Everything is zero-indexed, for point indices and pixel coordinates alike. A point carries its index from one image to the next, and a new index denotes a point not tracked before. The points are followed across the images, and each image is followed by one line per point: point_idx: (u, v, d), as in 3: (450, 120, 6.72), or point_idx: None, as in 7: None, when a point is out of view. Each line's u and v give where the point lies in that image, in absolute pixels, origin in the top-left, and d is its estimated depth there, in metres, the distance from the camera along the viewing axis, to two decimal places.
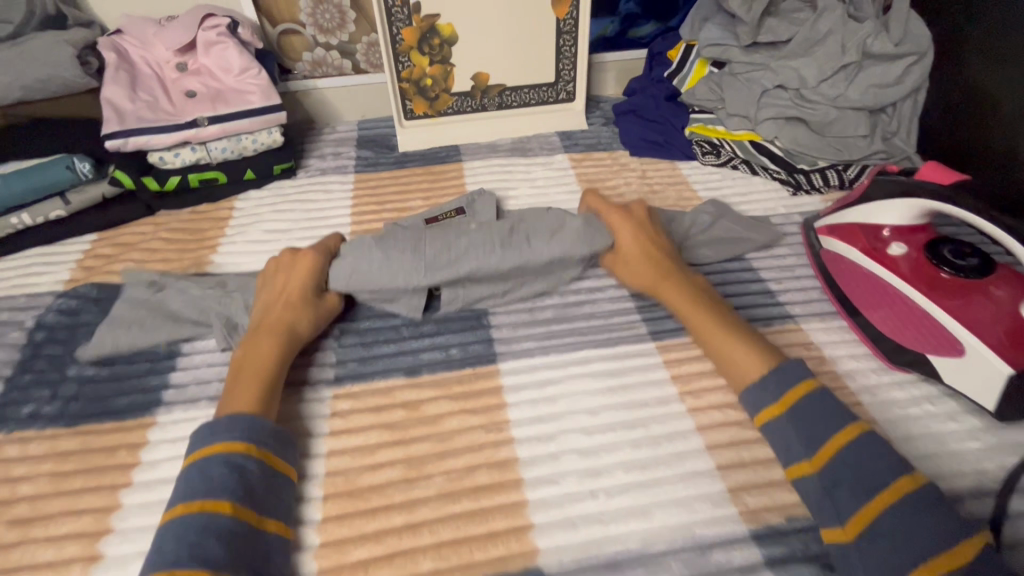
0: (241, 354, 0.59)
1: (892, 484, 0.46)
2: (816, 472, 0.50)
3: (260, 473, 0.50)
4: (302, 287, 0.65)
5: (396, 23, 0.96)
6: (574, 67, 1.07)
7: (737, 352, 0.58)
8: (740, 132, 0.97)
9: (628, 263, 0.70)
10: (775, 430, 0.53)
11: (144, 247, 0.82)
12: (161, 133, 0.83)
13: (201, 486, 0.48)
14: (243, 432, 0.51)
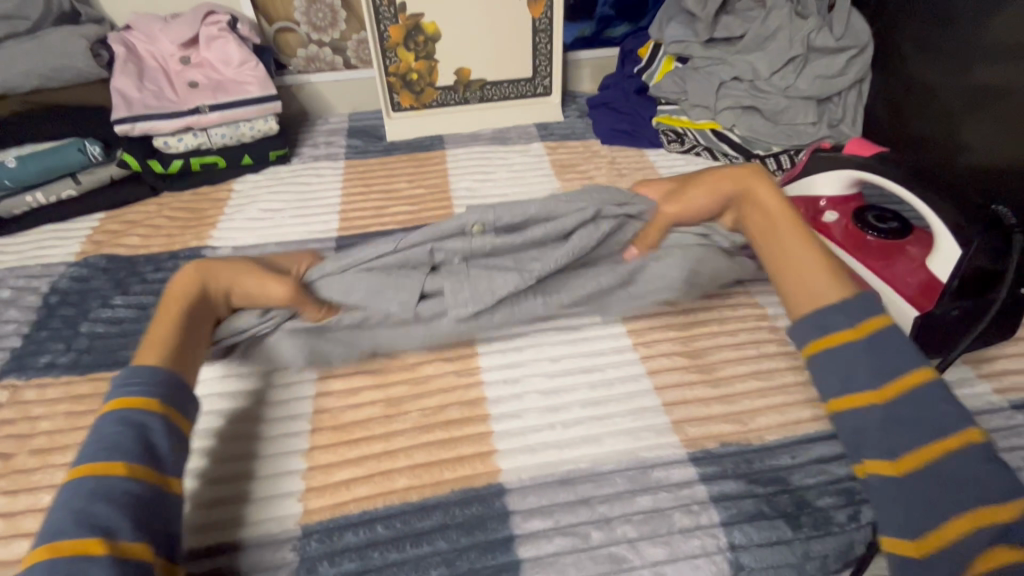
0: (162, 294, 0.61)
1: (952, 430, 0.49)
2: (878, 404, 0.51)
3: (162, 430, 0.51)
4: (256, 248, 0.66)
5: (383, 21, 1.04)
6: (550, 63, 1.15)
7: (816, 273, 0.59)
8: (703, 121, 1.05)
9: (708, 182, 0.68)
10: (838, 358, 0.54)
11: (148, 224, 0.89)
12: (166, 119, 0.90)
13: (98, 447, 0.48)
14: (145, 385, 0.52)
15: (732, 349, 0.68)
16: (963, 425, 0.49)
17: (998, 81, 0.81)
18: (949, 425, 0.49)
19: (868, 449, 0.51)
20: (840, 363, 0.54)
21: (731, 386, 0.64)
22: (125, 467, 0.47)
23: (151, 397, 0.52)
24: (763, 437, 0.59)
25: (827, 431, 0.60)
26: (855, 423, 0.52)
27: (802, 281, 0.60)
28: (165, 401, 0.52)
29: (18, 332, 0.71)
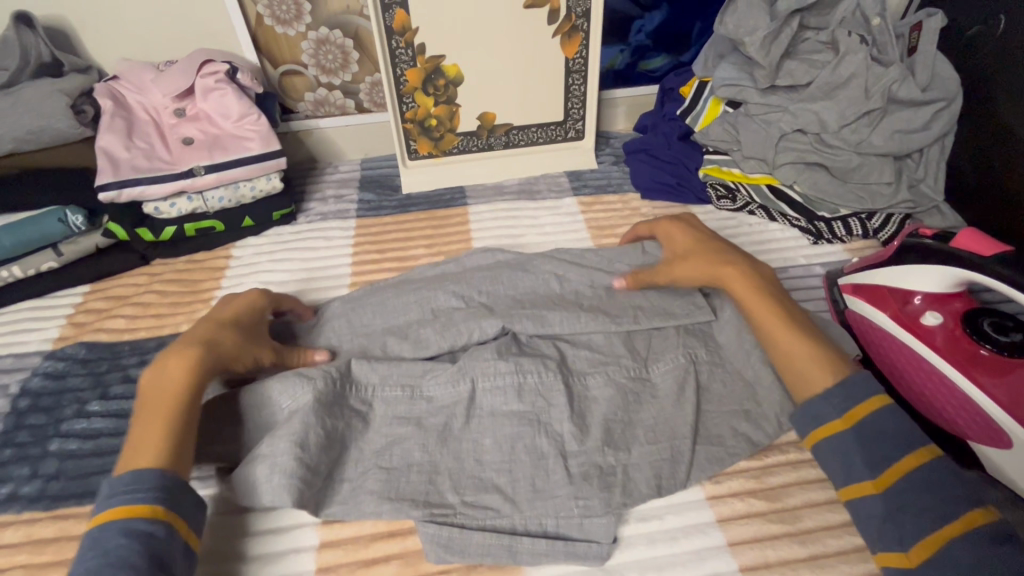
0: (153, 374, 0.54)
1: (963, 513, 0.44)
2: (879, 494, 0.47)
3: (166, 538, 0.46)
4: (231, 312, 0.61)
5: (400, 65, 0.94)
6: (584, 106, 1.03)
7: (804, 360, 0.55)
8: (757, 175, 0.93)
9: (684, 256, 0.68)
10: (832, 448, 0.51)
11: (136, 301, 0.79)
12: (158, 183, 0.80)
13: (96, 560, 0.44)
14: (134, 491, 0.47)
15: (815, 488, 0.58)
16: (966, 507, 0.44)
17: None
18: (957, 508, 0.44)
19: (880, 545, 0.47)
20: (839, 452, 0.51)
21: (820, 543, 0.53)
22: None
23: (156, 503, 0.47)
24: None
25: None
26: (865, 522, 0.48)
27: (794, 364, 0.56)
28: (166, 504, 0.48)
29: None
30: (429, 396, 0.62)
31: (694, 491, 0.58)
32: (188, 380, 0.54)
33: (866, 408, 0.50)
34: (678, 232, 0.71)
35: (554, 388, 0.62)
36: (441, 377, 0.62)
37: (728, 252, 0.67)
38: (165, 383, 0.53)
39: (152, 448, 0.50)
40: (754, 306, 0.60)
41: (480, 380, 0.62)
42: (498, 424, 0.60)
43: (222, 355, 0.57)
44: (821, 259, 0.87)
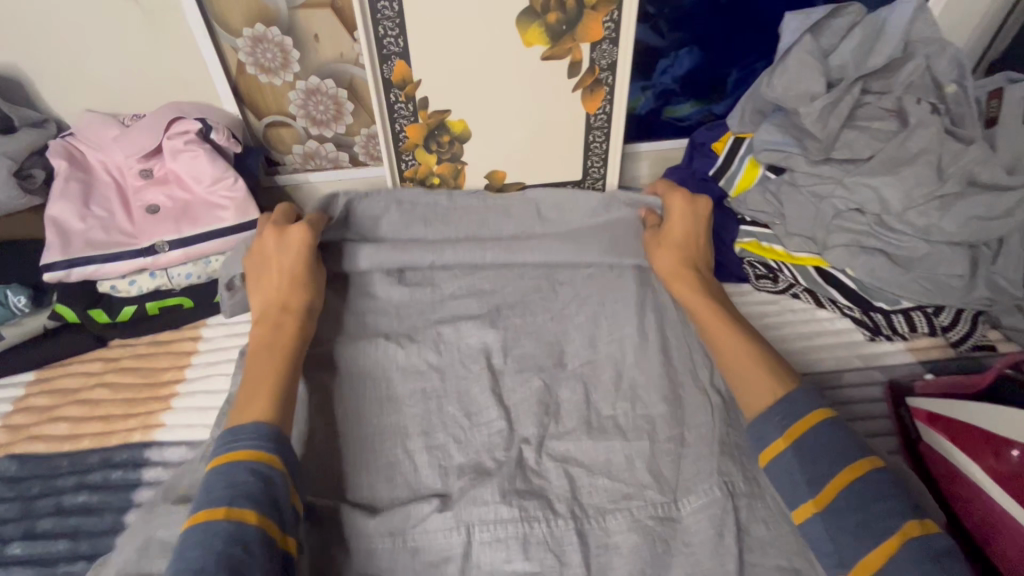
0: (262, 327, 0.61)
1: (902, 526, 0.46)
2: (820, 513, 0.50)
3: (283, 484, 0.50)
4: (304, 266, 0.65)
5: (399, 120, 0.83)
6: (605, 165, 0.92)
7: (742, 365, 0.59)
8: (803, 255, 0.81)
9: (662, 246, 0.72)
10: (778, 465, 0.53)
11: (84, 398, 0.68)
12: (115, 260, 0.70)
13: (226, 491, 0.47)
14: (250, 439, 0.51)
15: None
16: (902, 520, 0.47)
17: None
18: (894, 520, 0.47)
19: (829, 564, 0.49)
20: (786, 474, 0.52)
21: None
22: (258, 514, 0.46)
23: (273, 452, 0.51)
24: None
25: None
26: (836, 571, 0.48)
27: (736, 367, 0.60)
28: (281, 452, 0.52)
29: None
30: (416, 546, 0.56)
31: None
32: (293, 336, 0.60)
33: (804, 423, 0.53)
34: (665, 223, 0.74)
35: (567, 539, 0.56)
36: (432, 527, 0.56)
37: (698, 263, 0.71)
38: (273, 340, 0.60)
39: (263, 401, 0.55)
40: (707, 317, 0.65)
41: (477, 531, 0.56)
42: None
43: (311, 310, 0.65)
44: (878, 360, 0.76)
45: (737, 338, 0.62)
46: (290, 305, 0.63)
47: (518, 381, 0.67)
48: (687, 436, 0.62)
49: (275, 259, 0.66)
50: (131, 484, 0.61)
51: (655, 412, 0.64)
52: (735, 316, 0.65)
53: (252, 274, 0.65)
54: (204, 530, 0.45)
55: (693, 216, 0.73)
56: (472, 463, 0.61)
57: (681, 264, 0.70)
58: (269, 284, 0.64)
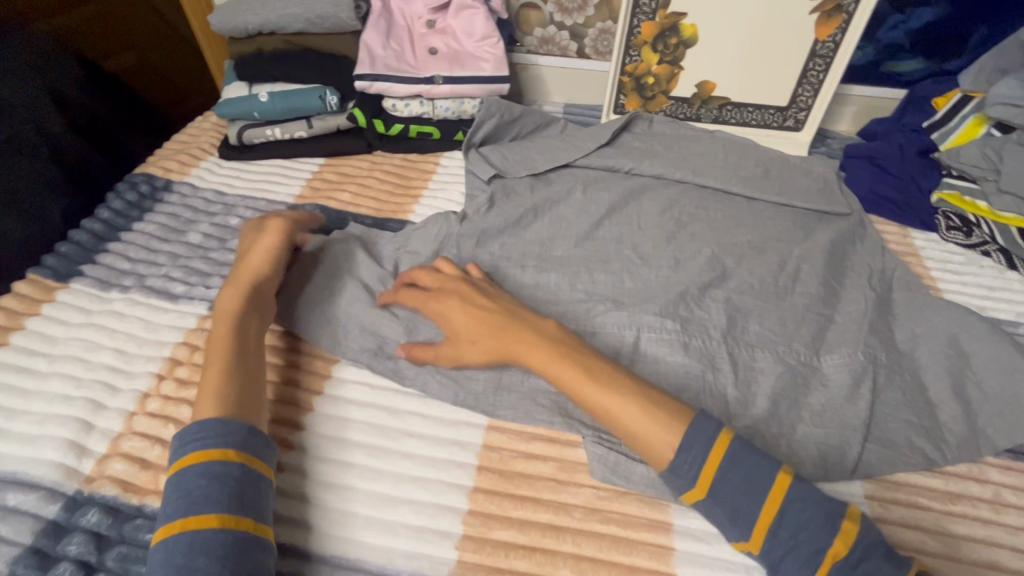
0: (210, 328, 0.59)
1: (828, 545, 0.43)
2: (758, 552, 0.45)
3: (242, 479, 0.47)
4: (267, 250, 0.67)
5: (638, 15, 0.93)
6: (815, 95, 0.96)
7: (639, 422, 0.48)
8: (1008, 215, 0.80)
9: (470, 340, 0.58)
10: (701, 509, 0.47)
11: (361, 181, 0.91)
12: (402, 83, 0.89)
13: (180, 502, 0.45)
14: (199, 438, 0.48)
15: (1008, 554, 0.53)
16: (830, 542, 0.43)
17: None
18: (823, 541, 0.43)
19: None
20: (712, 512, 0.47)
21: None
22: (215, 520, 0.44)
23: (228, 447, 0.48)
24: None
25: None
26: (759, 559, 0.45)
27: (634, 435, 0.49)
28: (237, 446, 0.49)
29: None
30: (594, 331, 0.67)
31: (853, 484, 0.58)
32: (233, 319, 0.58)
33: (714, 457, 0.46)
34: (456, 324, 0.60)
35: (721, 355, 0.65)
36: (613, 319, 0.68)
37: (501, 316, 0.59)
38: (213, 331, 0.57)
39: (214, 398, 0.51)
40: (545, 363, 0.54)
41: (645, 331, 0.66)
42: (665, 370, 0.63)
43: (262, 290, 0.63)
44: None
45: (597, 396, 0.50)
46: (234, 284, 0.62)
47: (689, 250, 0.78)
48: (843, 325, 0.69)
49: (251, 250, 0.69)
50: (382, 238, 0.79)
51: (813, 297, 0.72)
52: (583, 360, 0.53)
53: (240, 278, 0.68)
54: (163, 546, 0.43)
55: (467, 300, 0.61)
56: (645, 294, 0.72)
57: (502, 342, 0.56)
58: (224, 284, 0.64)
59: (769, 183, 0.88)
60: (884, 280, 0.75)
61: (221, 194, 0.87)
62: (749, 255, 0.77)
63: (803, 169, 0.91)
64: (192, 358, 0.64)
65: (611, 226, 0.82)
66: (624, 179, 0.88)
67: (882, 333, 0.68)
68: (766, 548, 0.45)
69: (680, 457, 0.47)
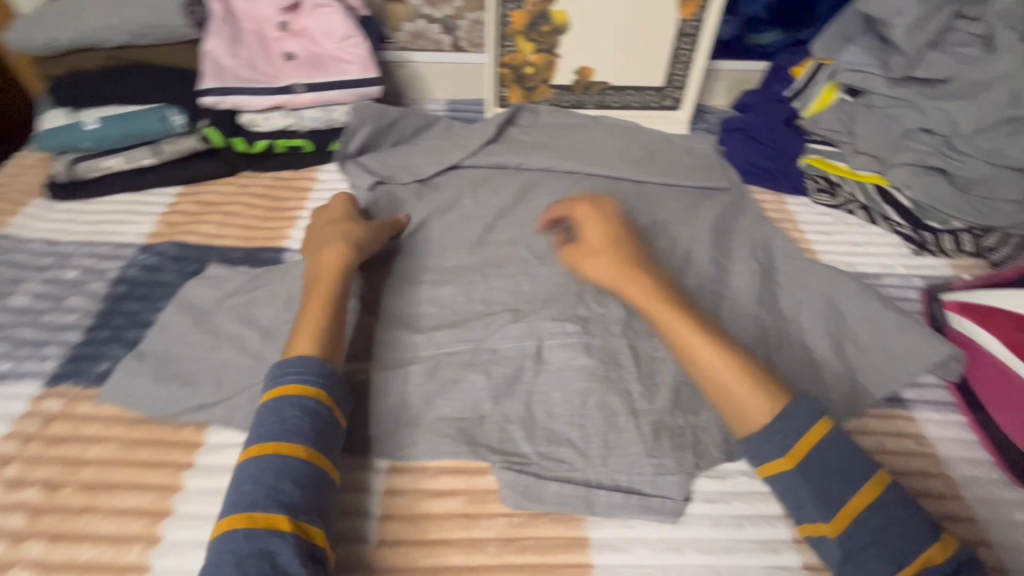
0: (311, 269, 0.63)
1: (920, 553, 0.45)
2: (834, 537, 0.47)
3: (330, 416, 0.51)
4: (346, 211, 0.71)
5: (507, 4, 0.90)
6: (688, 73, 0.98)
7: (729, 377, 0.53)
8: (865, 173, 0.87)
9: (589, 253, 0.66)
10: (785, 487, 0.50)
11: (226, 209, 0.81)
12: (258, 95, 0.81)
13: (275, 426, 0.49)
14: (298, 373, 0.52)
15: None
16: (921, 547, 0.45)
17: None
18: (916, 544, 0.45)
19: None
20: (790, 492, 0.49)
21: None
22: (304, 451, 0.48)
23: (321, 387, 0.52)
24: None
25: None
26: (836, 542, 0.47)
27: (727, 395, 0.53)
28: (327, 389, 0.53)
29: (80, 325, 0.66)
30: (494, 349, 0.64)
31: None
32: (338, 272, 0.62)
33: (809, 434, 0.49)
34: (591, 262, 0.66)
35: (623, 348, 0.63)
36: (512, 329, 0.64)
37: (632, 247, 0.66)
38: (319, 282, 0.61)
39: (311, 339, 0.55)
40: (639, 295, 0.61)
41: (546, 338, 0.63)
42: (566, 378, 0.60)
43: (361, 244, 0.67)
44: (921, 271, 0.81)
45: (715, 350, 0.54)
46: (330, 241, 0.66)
47: None
48: (733, 300, 0.71)
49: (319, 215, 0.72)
50: (248, 272, 0.70)
51: (704, 276, 0.73)
52: (701, 316, 0.59)
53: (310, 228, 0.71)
54: (259, 464, 0.47)
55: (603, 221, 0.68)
56: (544, 296, 0.70)
57: (621, 263, 0.64)
58: (319, 237, 0.68)
59: (655, 166, 0.88)
60: (765, 250, 0.78)
61: (53, 243, 0.74)
62: (642, 242, 0.77)
63: (684, 148, 0.93)
64: (27, 450, 0.55)
65: (504, 227, 0.79)
66: (514, 177, 0.85)
67: (767, 305, 0.71)
68: (844, 535, 0.47)
69: (773, 430, 0.50)
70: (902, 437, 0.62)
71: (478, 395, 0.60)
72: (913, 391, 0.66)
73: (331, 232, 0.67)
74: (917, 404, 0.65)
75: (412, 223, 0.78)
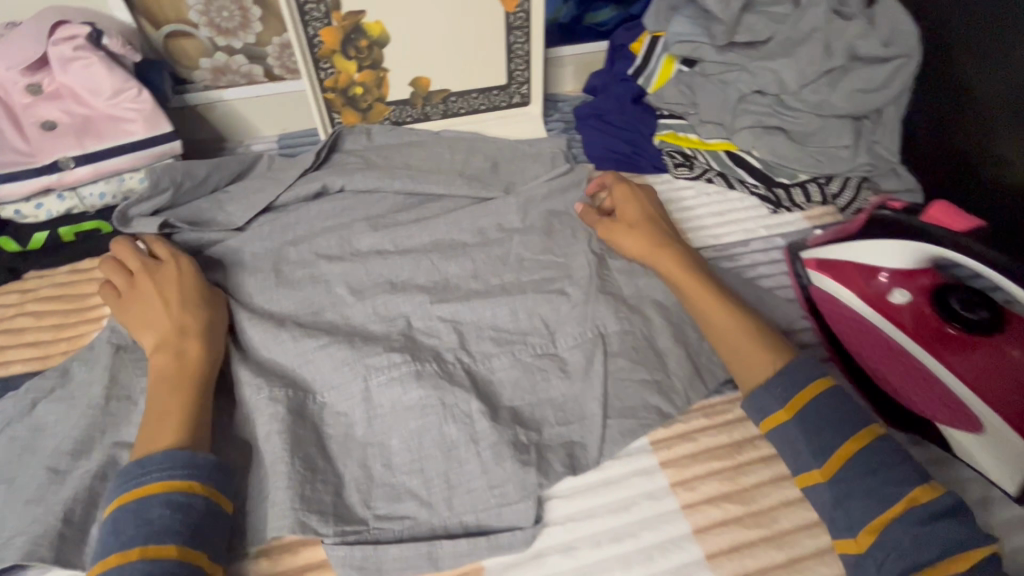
0: (158, 358, 0.57)
1: (907, 494, 0.46)
2: (827, 482, 0.49)
3: (204, 511, 0.48)
4: (188, 288, 0.62)
5: (311, 23, 0.80)
6: (529, 67, 0.93)
7: (737, 336, 0.58)
8: (715, 141, 0.88)
9: (630, 228, 0.70)
10: (782, 436, 0.52)
11: (7, 326, 0.67)
12: (15, 181, 0.68)
13: (141, 530, 0.46)
14: (163, 472, 0.49)
15: (791, 484, 0.55)
16: (910, 487, 0.47)
17: None
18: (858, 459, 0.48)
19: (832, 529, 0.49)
20: (788, 441, 0.52)
21: (797, 543, 0.51)
22: (177, 550, 0.45)
23: (193, 478, 0.49)
24: None
25: None
26: (829, 487, 0.49)
27: (732, 349, 0.59)
28: (209, 480, 0.50)
29: None
30: (359, 424, 0.59)
31: (608, 466, 0.57)
32: (199, 365, 0.57)
33: (806, 392, 0.53)
34: (628, 249, 0.70)
35: (454, 370, 0.62)
36: (326, 363, 0.61)
37: (668, 234, 0.70)
38: (179, 373, 0.56)
39: (174, 432, 0.52)
40: (666, 267, 0.66)
41: (373, 377, 0.60)
42: (444, 435, 0.57)
43: (214, 329, 0.61)
44: (781, 229, 0.83)
45: (719, 308, 0.61)
46: (183, 329, 0.59)
47: (449, 277, 0.72)
48: (574, 297, 0.69)
49: (146, 286, 0.62)
50: (21, 390, 0.61)
51: (540, 281, 0.72)
52: (710, 280, 0.64)
53: (135, 296, 0.62)
54: (131, 568, 0.44)
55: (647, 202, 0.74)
56: (368, 335, 0.66)
57: (654, 243, 0.68)
58: (156, 314, 0.60)
59: (496, 178, 0.86)
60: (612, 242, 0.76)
61: None
62: (467, 250, 0.74)
63: (531, 154, 0.90)
64: None
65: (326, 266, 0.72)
66: (359, 220, 0.78)
67: (610, 291, 0.69)
68: (835, 479, 0.49)
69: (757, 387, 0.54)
70: None
71: (274, 456, 0.55)
72: None
73: (167, 313, 0.59)
74: None
75: (221, 286, 0.70)
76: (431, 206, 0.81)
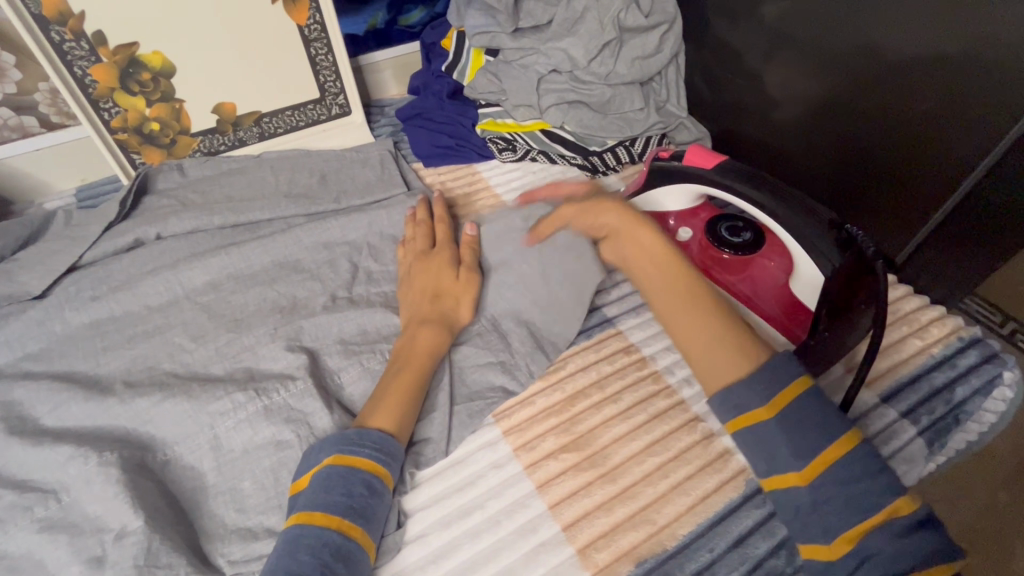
0: (403, 343, 0.61)
1: (887, 503, 0.41)
2: (803, 486, 0.42)
3: (378, 496, 0.49)
4: (456, 275, 0.67)
5: (76, 62, 0.75)
6: (338, 77, 0.92)
7: (702, 327, 0.52)
8: (529, 122, 0.92)
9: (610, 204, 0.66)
10: (759, 433, 0.45)
11: None
12: None
13: (342, 500, 0.47)
14: (374, 449, 0.51)
15: (619, 422, 0.60)
16: (891, 496, 0.41)
17: (804, 33, 0.72)
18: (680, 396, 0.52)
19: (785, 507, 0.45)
20: (761, 442, 0.45)
21: (629, 474, 0.56)
22: (358, 530, 0.46)
23: (381, 462, 0.50)
24: (676, 534, 0.52)
25: (735, 499, 0.54)
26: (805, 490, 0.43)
27: (699, 345, 0.52)
28: (388, 465, 0.51)
29: None
30: (195, 471, 0.56)
31: (457, 448, 0.59)
32: (429, 353, 0.60)
33: (792, 387, 0.45)
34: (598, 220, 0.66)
35: (300, 392, 0.60)
36: (148, 418, 0.58)
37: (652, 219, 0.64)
38: (408, 359, 0.59)
39: (390, 415, 0.54)
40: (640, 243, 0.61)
41: (220, 424, 0.58)
42: (287, 459, 0.56)
43: (450, 318, 0.63)
44: None
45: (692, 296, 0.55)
46: (426, 316, 0.63)
47: (286, 300, 0.70)
48: None
49: (426, 271, 0.67)
50: None
51: (377, 285, 0.72)
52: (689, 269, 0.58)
53: (405, 289, 0.67)
54: (318, 536, 0.45)
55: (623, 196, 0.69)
56: (206, 378, 0.62)
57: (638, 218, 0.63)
58: (414, 299, 0.65)
59: (326, 192, 0.84)
60: None
61: None
62: (302, 271, 0.73)
63: (359, 161, 0.89)
64: None
65: (152, 316, 0.68)
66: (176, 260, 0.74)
67: None
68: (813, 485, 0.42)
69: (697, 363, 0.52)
70: (618, 353, 0.66)
71: (95, 528, 0.51)
72: (616, 306, 0.71)
73: (414, 313, 0.64)
74: (622, 316, 0.70)
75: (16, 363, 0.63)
76: (257, 231, 0.78)
